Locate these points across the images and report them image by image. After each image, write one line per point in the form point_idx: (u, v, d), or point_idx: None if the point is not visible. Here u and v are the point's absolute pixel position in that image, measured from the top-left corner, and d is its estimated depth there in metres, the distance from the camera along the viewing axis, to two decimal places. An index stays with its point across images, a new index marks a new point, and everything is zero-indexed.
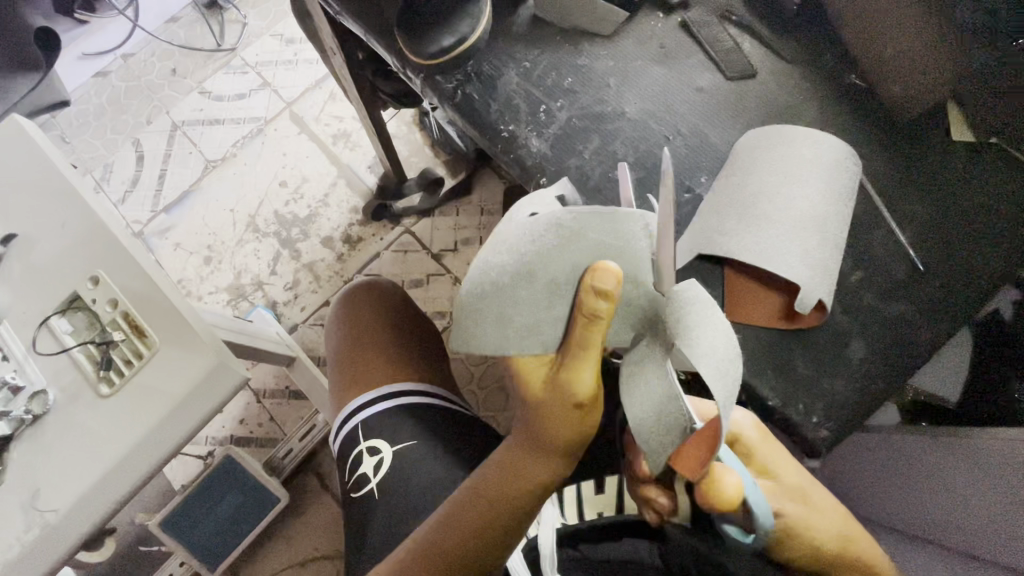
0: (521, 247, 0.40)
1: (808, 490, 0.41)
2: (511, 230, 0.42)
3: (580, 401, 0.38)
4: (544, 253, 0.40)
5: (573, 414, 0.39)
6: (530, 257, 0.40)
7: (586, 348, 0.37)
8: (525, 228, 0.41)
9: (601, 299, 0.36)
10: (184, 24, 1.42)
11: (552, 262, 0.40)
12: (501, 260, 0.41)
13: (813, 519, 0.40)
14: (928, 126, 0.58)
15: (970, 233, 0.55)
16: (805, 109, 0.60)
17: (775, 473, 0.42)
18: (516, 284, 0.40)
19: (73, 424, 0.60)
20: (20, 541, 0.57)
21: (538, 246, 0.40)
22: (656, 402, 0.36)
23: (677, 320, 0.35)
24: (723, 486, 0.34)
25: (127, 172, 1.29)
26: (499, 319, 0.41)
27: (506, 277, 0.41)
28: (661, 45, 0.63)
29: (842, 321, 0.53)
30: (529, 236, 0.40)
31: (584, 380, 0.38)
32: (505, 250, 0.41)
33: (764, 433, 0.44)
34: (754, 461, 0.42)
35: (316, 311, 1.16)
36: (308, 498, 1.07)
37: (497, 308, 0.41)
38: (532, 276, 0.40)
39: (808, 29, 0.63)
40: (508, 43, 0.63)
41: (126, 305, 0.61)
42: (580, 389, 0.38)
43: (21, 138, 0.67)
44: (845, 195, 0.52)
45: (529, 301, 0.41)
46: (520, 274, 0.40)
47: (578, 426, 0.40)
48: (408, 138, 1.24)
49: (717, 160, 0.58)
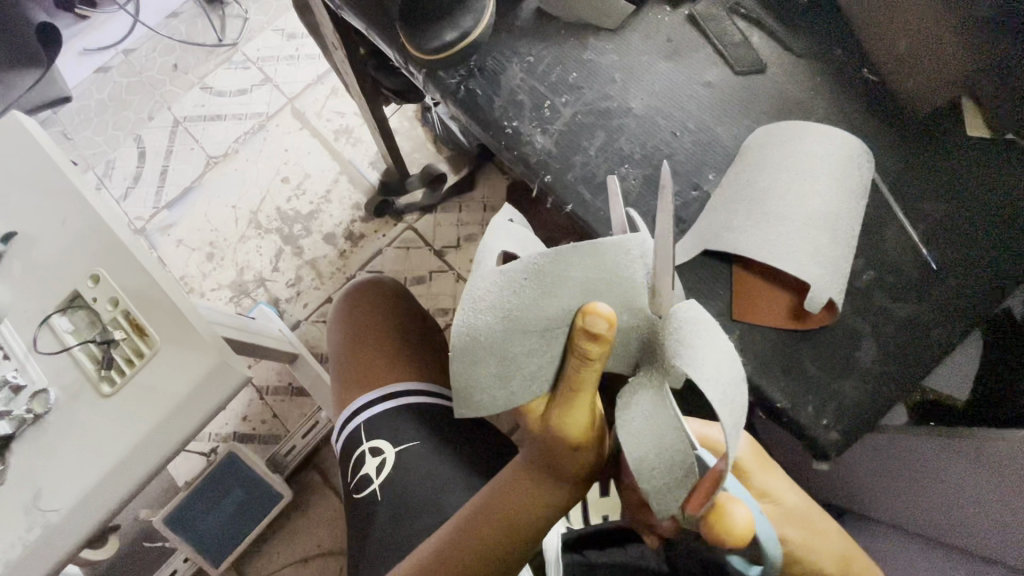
0: (505, 298, 0.37)
1: (807, 512, 0.40)
2: (487, 278, 0.38)
3: (576, 444, 0.38)
4: (531, 301, 0.37)
5: (576, 450, 0.38)
6: (513, 309, 0.37)
7: (580, 392, 0.36)
8: (499, 277, 0.37)
9: (593, 343, 0.34)
10: (185, 19, 1.41)
11: (540, 312, 0.37)
12: (486, 320, 0.37)
13: (815, 544, 0.39)
14: (942, 121, 0.57)
15: (984, 231, 0.54)
16: (815, 104, 0.58)
17: (774, 497, 0.41)
18: (509, 338, 0.37)
19: (74, 423, 0.60)
20: (22, 542, 0.56)
21: (522, 295, 0.37)
22: (656, 439, 0.33)
23: (675, 344, 0.33)
24: (732, 520, 0.31)
25: (129, 168, 1.29)
26: (500, 377, 0.39)
27: (497, 332, 0.37)
28: (668, 39, 0.62)
29: (852, 321, 0.52)
30: (505, 292, 0.37)
31: (580, 422, 0.37)
32: (483, 312, 0.37)
33: (762, 455, 0.43)
34: (751, 485, 0.41)
35: (318, 308, 1.16)
36: (311, 495, 1.07)
37: (493, 366, 0.38)
38: (524, 327, 0.37)
39: (818, 21, 0.62)
40: (512, 37, 0.62)
41: (126, 304, 0.61)
42: (575, 431, 0.37)
43: (20, 134, 0.67)
44: (856, 192, 0.51)
45: (528, 352, 0.38)
46: (515, 331, 0.37)
47: (578, 462, 0.39)
48: (411, 134, 1.24)
49: (725, 157, 0.57)
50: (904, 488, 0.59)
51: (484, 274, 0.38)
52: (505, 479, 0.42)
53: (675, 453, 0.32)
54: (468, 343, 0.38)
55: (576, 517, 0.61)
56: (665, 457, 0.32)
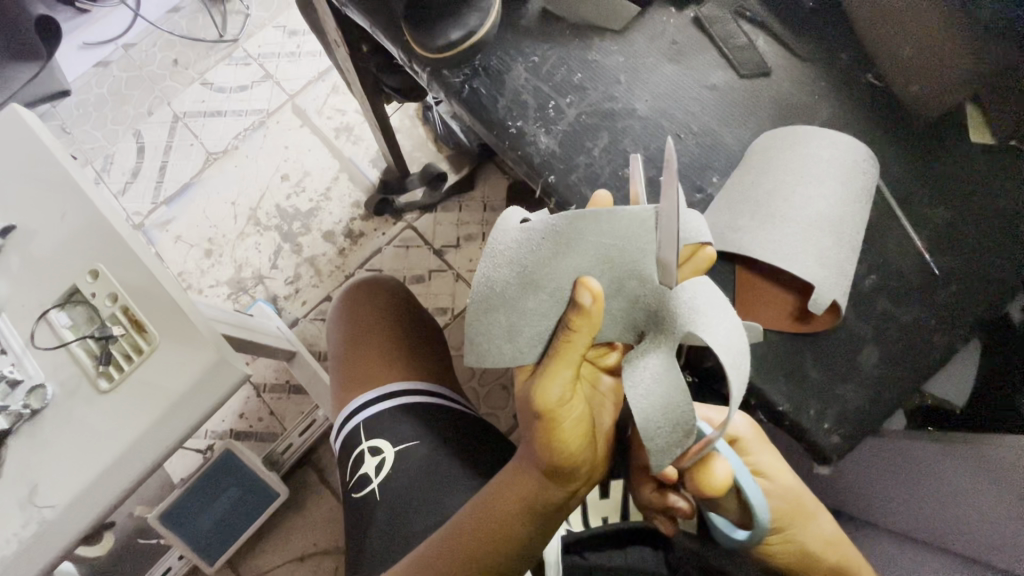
0: (521, 256, 0.41)
1: (801, 493, 0.41)
2: (508, 238, 0.42)
3: (542, 413, 0.37)
4: (543, 260, 0.40)
5: (539, 426, 0.37)
6: (529, 265, 0.40)
7: (560, 361, 0.37)
8: (521, 236, 0.41)
9: (578, 314, 0.36)
10: (186, 15, 1.40)
11: (549, 268, 0.40)
12: (502, 275, 0.41)
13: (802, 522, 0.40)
14: (946, 128, 0.57)
15: (983, 236, 0.54)
16: (819, 108, 0.58)
17: (767, 474, 0.41)
18: (522, 294, 0.40)
19: (72, 419, 0.59)
20: (17, 538, 0.56)
21: (538, 254, 0.40)
22: (662, 397, 0.34)
23: (686, 312, 0.35)
24: (713, 478, 0.35)
25: (127, 164, 1.28)
26: (507, 331, 0.41)
27: (512, 289, 0.41)
28: (673, 41, 0.62)
29: (855, 325, 0.53)
30: (525, 244, 0.41)
31: (552, 391, 0.36)
32: (503, 261, 0.41)
33: (759, 435, 0.43)
34: (750, 463, 0.41)
35: (317, 305, 1.15)
36: (307, 493, 1.07)
37: (504, 320, 0.41)
38: (538, 286, 0.40)
39: (823, 26, 0.61)
40: (517, 37, 0.62)
41: (126, 300, 0.60)
42: (543, 401, 0.36)
43: (19, 127, 0.66)
44: (861, 197, 0.51)
45: (537, 311, 0.40)
46: (527, 288, 0.40)
47: (549, 440, 0.38)
48: (411, 133, 1.23)
49: (729, 161, 0.57)
50: (901, 494, 0.59)
51: (507, 232, 0.42)
52: (498, 476, 0.43)
53: (678, 415, 0.34)
54: (482, 294, 0.41)
55: (576, 518, 0.59)
56: (670, 418, 0.34)
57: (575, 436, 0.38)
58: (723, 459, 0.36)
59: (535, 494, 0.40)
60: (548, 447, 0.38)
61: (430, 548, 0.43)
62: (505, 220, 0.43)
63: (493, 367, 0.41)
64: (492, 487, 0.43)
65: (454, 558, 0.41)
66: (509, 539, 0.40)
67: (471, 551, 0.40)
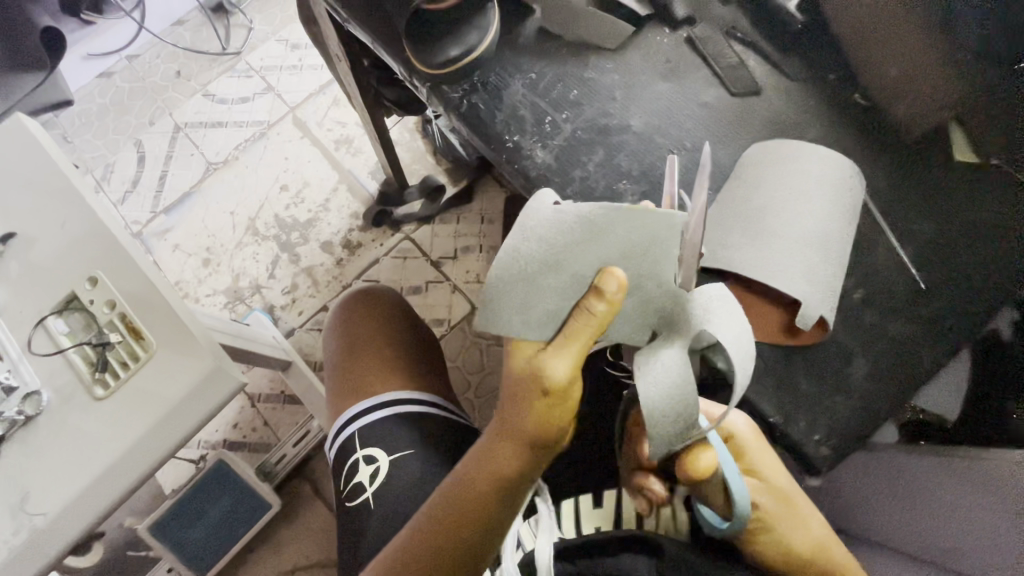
0: (549, 236, 0.41)
1: (791, 492, 0.43)
2: (541, 216, 0.42)
3: (545, 389, 0.39)
4: (570, 244, 0.41)
5: (541, 403, 0.40)
6: (555, 247, 0.41)
7: (571, 340, 0.39)
8: (553, 216, 0.41)
9: (602, 300, 0.38)
10: (190, 27, 1.43)
11: (577, 252, 0.41)
12: (527, 251, 0.41)
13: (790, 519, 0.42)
14: (932, 145, 0.58)
15: (969, 252, 0.55)
16: (808, 126, 0.60)
17: (760, 473, 0.43)
18: (542, 273, 0.41)
19: (66, 426, 0.59)
20: (7, 545, 0.55)
21: (567, 238, 0.41)
22: (673, 389, 0.36)
23: (703, 315, 0.37)
24: (699, 462, 0.37)
25: (128, 173, 1.29)
26: (523, 304, 0.42)
27: (534, 266, 0.41)
28: (667, 59, 0.63)
29: (844, 338, 0.53)
30: (557, 224, 0.41)
31: (561, 371, 0.39)
32: (531, 233, 0.42)
33: (757, 436, 0.45)
34: (743, 460, 0.43)
35: (313, 315, 1.16)
36: (300, 504, 1.06)
37: (520, 295, 0.42)
38: (563, 268, 0.41)
39: (813, 45, 0.63)
40: (515, 54, 0.64)
41: (124, 307, 0.61)
42: (552, 379, 0.39)
43: (23, 136, 0.67)
44: (849, 213, 0.52)
45: (554, 293, 0.41)
46: (550, 266, 0.41)
47: (546, 414, 0.40)
48: (411, 146, 1.25)
49: (721, 176, 0.59)
50: (891, 506, 0.60)
51: (540, 210, 0.42)
52: (478, 446, 0.44)
53: (685, 407, 0.36)
54: (504, 265, 0.42)
55: (568, 525, 0.57)
56: (675, 408, 0.36)
57: (569, 410, 0.41)
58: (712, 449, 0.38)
59: (521, 466, 0.42)
60: (548, 421, 0.40)
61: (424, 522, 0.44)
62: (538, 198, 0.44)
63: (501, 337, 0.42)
64: (473, 458, 0.44)
65: (449, 530, 0.43)
66: (499, 506, 0.43)
67: (464, 522, 0.43)
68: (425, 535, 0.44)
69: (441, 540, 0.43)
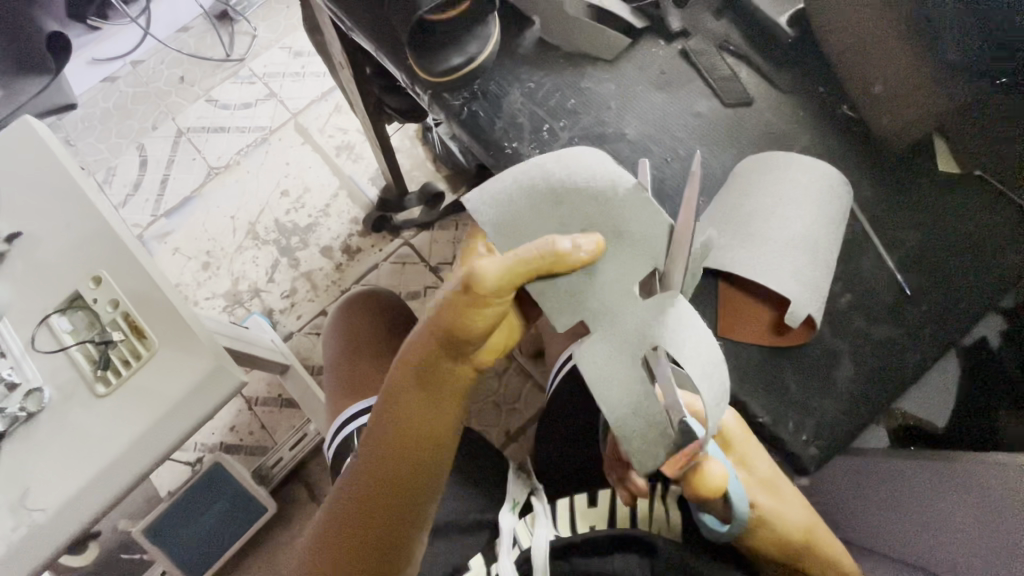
0: (570, 173, 0.41)
1: (777, 479, 0.46)
2: (577, 157, 0.42)
3: (467, 288, 0.36)
4: (580, 190, 0.41)
5: (463, 304, 0.37)
6: (569, 187, 0.41)
7: (517, 254, 0.37)
8: (587, 160, 0.42)
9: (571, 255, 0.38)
10: (194, 34, 1.45)
11: (580, 192, 0.41)
12: (543, 173, 0.42)
13: (783, 510, 0.44)
14: (917, 157, 0.60)
15: (953, 261, 0.57)
16: (798, 136, 0.62)
17: (750, 465, 0.45)
18: (543, 196, 0.41)
19: (67, 423, 0.60)
20: (6, 541, 0.56)
21: (582, 183, 0.41)
22: (634, 400, 0.37)
23: (672, 321, 0.38)
24: (709, 479, 0.40)
25: (130, 176, 1.31)
26: (508, 218, 0.41)
27: (540, 187, 0.41)
28: (662, 71, 0.65)
29: (832, 342, 0.55)
30: (574, 163, 0.42)
31: (491, 276, 0.36)
32: (544, 162, 0.42)
33: (744, 428, 0.47)
34: (734, 455, 0.45)
35: (312, 319, 1.17)
36: (295, 507, 1.06)
37: (511, 199, 0.41)
38: (557, 204, 0.41)
39: (803, 59, 0.65)
40: (515, 64, 0.66)
41: (127, 306, 0.62)
42: (478, 279, 0.36)
43: (31, 138, 0.69)
44: (836, 220, 0.53)
45: (540, 219, 0.41)
46: (544, 196, 0.41)
47: (467, 320, 0.38)
48: (411, 153, 1.26)
49: (714, 184, 0.60)
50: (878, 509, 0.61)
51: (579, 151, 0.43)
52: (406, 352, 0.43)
53: (648, 416, 0.37)
54: (522, 168, 0.42)
55: (564, 522, 0.57)
56: (641, 419, 0.37)
57: (491, 315, 0.38)
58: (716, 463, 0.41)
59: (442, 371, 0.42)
60: (464, 322, 0.38)
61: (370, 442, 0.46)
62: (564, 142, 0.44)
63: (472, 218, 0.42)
64: (401, 366, 0.44)
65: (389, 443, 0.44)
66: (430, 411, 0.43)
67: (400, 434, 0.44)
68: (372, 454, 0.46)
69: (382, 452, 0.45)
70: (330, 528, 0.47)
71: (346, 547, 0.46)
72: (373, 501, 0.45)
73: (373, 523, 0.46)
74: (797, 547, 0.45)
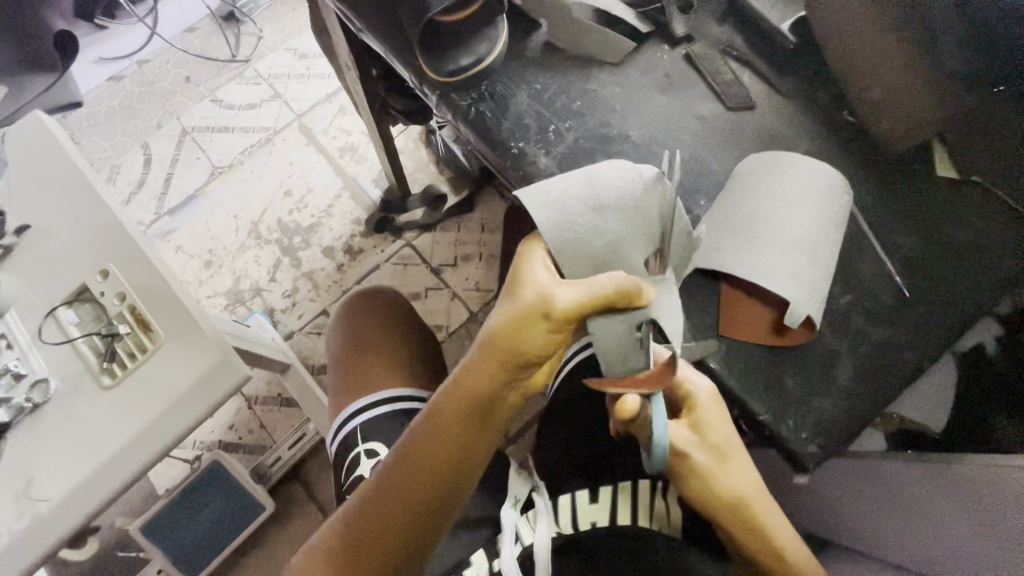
0: (604, 174, 0.47)
1: (728, 450, 0.44)
2: (613, 163, 0.48)
3: (547, 316, 0.40)
4: (610, 187, 0.46)
5: (537, 329, 0.40)
6: (601, 183, 0.47)
7: (588, 285, 0.40)
8: (621, 164, 0.48)
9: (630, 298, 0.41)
10: (201, 35, 1.46)
11: (620, 197, 0.46)
12: (580, 172, 0.48)
13: (716, 472, 0.43)
14: (916, 161, 0.61)
15: (951, 265, 0.58)
16: (799, 140, 0.63)
17: (704, 431, 0.43)
18: (578, 187, 0.47)
19: (72, 414, 0.61)
20: (8, 530, 0.56)
21: (612, 183, 0.47)
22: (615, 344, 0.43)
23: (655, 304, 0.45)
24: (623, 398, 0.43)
25: (135, 174, 1.32)
26: (555, 212, 0.45)
27: (576, 182, 0.47)
28: (666, 75, 0.66)
29: (832, 342, 0.55)
30: (614, 172, 0.47)
31: (565, 303, 0.40)
32: (585, 172, 0.48)
33: (715, 399, 0.45)
34: (690, 414, 0.44)
35: (313, 319, 1.17)
36: (293, 506, 1.06)
37: (552, 186, 0.47)
38: (597, 207, 0.46)
39: (805, 65, 0.66)
40: (521, 65, 0.67)
41: (134, 299, 0.62)
42: (556, 306, 0.40)
43: (42, 132, 0.69)
44: (836, 221, 0.54)
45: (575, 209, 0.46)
46: (587, 198, 0.46)
47: (539, 342, 0.41)
48: (414, 155, 1.27)
49: (716, 186, 0.61)
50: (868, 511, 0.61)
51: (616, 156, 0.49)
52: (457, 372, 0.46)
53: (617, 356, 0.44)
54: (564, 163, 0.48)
55: (566, 521, 0.58)
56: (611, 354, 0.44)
57: (555, 340, 0.41)
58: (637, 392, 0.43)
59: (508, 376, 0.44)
60: (535, 345, 0.41)
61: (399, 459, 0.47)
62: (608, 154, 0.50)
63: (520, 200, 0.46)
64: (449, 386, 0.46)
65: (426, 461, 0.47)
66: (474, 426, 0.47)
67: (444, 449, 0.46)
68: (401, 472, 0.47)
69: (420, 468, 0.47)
70: (354, 537, 0.47)
71: (381, 533, 0.47)
72: (419, 491, 0.47)
73: (415, 514, 0.47)
74: (725, 510, 0.43)
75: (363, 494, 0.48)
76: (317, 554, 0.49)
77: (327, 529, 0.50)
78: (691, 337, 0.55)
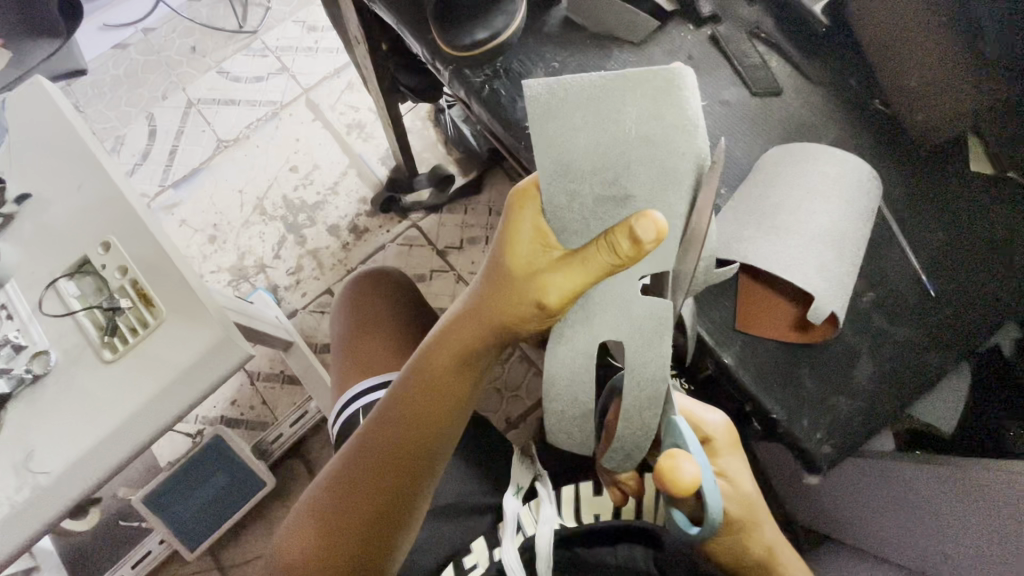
0: (651, 127, 0.36)
1: (755, 500, 0.42)
2: (676, 112, 0.36)
3: (540, 305, 0.39)
4: (647, 149, 0.36)
5: (528, 310, 0.40)
6: (635, 141, 0.36)
7: (582, 271, 0.37)
8: (681, 121, 0.36)
9: (631, 242, 0.35)
10: (208, 4, 1.42)
11: (643, 194, 0.37)
12: (626, 118, 0.36)
13: (747, 525, 0.42)
14: (947, 156, 0.59)
15: (978, 265, 0.56)
16: (825, 130, 0.60)
17: (731, 479, 0.42)
18: (609, 136, 0.36)
19: (74, 388, 0.60)
20: (9, 502, 0.56)
21: (653, 146, 0.36)
22: (575, 370, 0.41)
23: (653, 329, 0.38)
24: (679, 473, 0.35)
25: (139, 145, 1.30)
26: (564, 175, 0.37)
27: (614, 126, 0.36)
28: (689, 56, 0.64)
29: (851, 340, 0.54)
30: (663, 142, 0.36)
31: (558, 288, 0.38)
32: (641, 124, 0.36)
33: (734, 440, 0.44)
34: (715, 461, 0.42)
35: (317, 297, 1.16)
36: (293, 484, 1.06)
37: (580, 126, 0.37)
38: (618, 195, 0.37)
39: (835, 52, 0.63)
40: (539, 42, 0.64)
41: (136, 273, 0.61)
42: (548, 292, 0.38)
43: (44, 100, 0.68)
44: (864, 215, 0.52)
45: (593, 166, 0.37)
46: (607, 159, 0.37)
47: (524, 319, 0.41)
48: (422, 134, 1.25)
49: (738, 174, 0.59)
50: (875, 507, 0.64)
51: (687, 106, 0.36)
52: (449, 329, 0.47)
53: (580, 391, 0.41)
54: (615, 92, 0.36)
55: (569, 513, 0.58)
56: (573, 386, 0.41)
57: (539, 323, 0.41)
58: (693, 461, 0.35)
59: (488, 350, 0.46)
60: (522, 322, 0.41)
61: (392, 419, 0.50)
62: (691, 90, 0.36)
63: (538, 124, 0.37)
64: (440, 348, 0.48)
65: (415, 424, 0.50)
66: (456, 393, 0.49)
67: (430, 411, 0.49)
68: (394, 433, 0.50)
69: (409, 428, 0.50)
70: (342, 487, 0.52)
71: (369, 487, 0.50)
72: (391, 459, 0.50)
73: (392, 488, 0.50)
74: (750, 561, 0.43)
75: (356, 443, 0.53)
76: (307, 513, 0.53)
77: (314, 485, 0.55)
78: (706, 330, 0.53)
